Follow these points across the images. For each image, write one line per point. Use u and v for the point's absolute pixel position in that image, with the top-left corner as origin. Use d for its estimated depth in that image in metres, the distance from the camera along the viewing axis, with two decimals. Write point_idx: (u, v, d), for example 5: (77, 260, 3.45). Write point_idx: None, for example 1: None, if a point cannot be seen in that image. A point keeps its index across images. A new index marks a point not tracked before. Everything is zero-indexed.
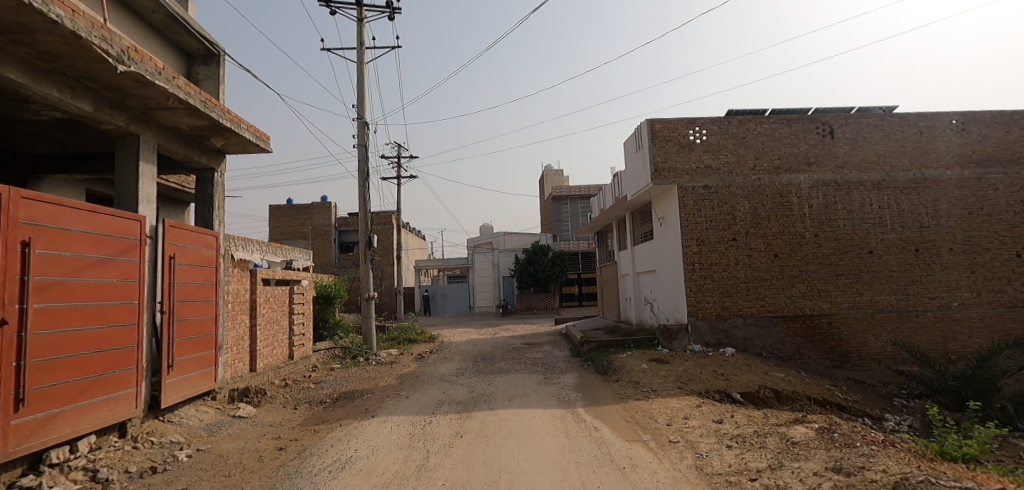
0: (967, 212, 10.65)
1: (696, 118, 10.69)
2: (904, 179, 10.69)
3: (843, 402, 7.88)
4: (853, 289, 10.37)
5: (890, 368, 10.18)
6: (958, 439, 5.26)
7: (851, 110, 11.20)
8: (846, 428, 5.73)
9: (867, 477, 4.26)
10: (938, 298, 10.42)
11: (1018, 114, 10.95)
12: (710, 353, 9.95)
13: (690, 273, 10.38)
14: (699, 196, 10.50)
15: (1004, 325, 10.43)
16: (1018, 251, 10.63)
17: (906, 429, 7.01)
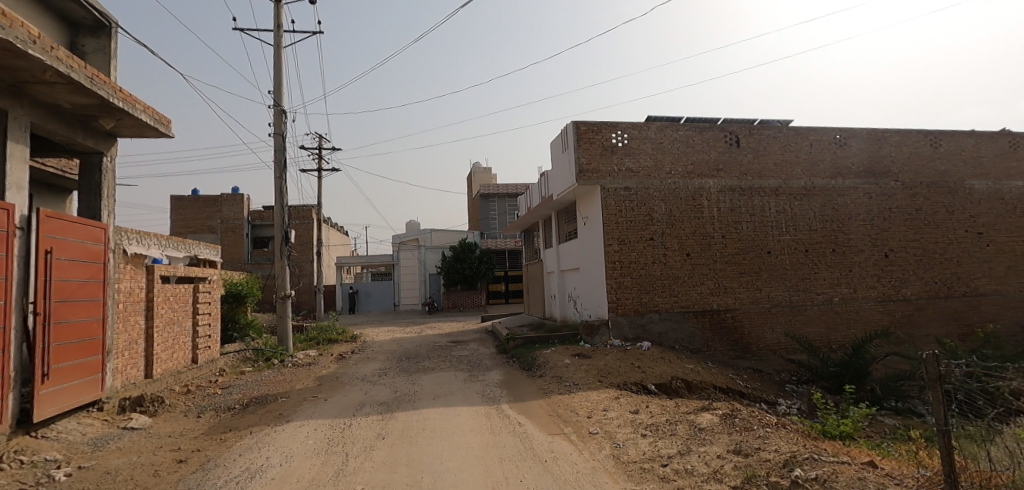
0: (847, 217, 11.99)
1: (618, 123, 11.16)
2: (798, 186, 11.83)
3: (744, 389, 8.58)
4: (754, 286, 11.32)
5: (784, 358, 11.21)
6: (836, 419, 5.88)
7: (754, 121, 12.22)
8: (746, 413, 6.24)
9: (762, 457, 4.70)
10: (823, 293, 11.66)
11: (887, 132, 12.51)
12: (627, 347, 10.43)
13: (610, 271, 10.83)
14: (620, 197, 10.97)
15: (875, 316, 11.88)
16: (887, 252, 12.13)
17: (796, 412, 7.79)
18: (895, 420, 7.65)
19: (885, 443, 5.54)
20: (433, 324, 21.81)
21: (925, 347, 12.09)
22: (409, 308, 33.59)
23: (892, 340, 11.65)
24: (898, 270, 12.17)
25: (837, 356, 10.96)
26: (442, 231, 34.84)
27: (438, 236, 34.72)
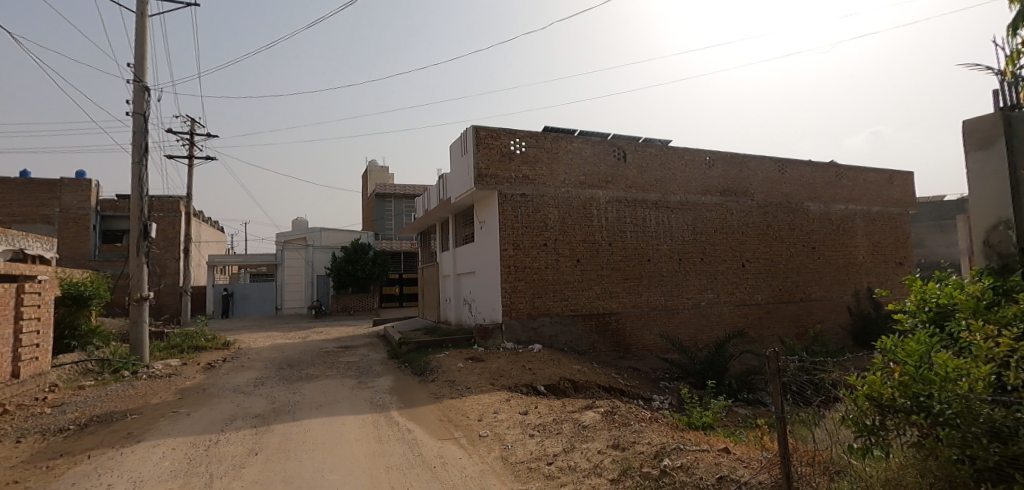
0: (713, 230, 13.46)
1: (517, 131, 11.46)
2: (674, 201, 13.03)
3: (624, 387, 9.23)
4: (635, 291, 12.24)
5: (659, 357, 12.25)
6: (700, 411, 6.52)
7: (638, 139, 13.24)
8: (624, 410, 6.70)
9: (637, 450, 5.06)
10: (693, 298, 12.96)
11: (746, 157, 14.27)
12: (519, 349, 10.70)
13: (505, 274, 11.04)
14: (516, 203, 11.26)
15: (734, 318, 13.47)
16: (744, 262, 13.83)
17: (667, 407, 8.55)
18: (746, 410, 8.69)
19: (737, 430, 6.27)
20: (320, 329, 20.55)
21: (770, 345, 13.96)
22: (293, 312, 31.37)
23: (746, 339, 13.29)
24: (753, 278, 13.92)
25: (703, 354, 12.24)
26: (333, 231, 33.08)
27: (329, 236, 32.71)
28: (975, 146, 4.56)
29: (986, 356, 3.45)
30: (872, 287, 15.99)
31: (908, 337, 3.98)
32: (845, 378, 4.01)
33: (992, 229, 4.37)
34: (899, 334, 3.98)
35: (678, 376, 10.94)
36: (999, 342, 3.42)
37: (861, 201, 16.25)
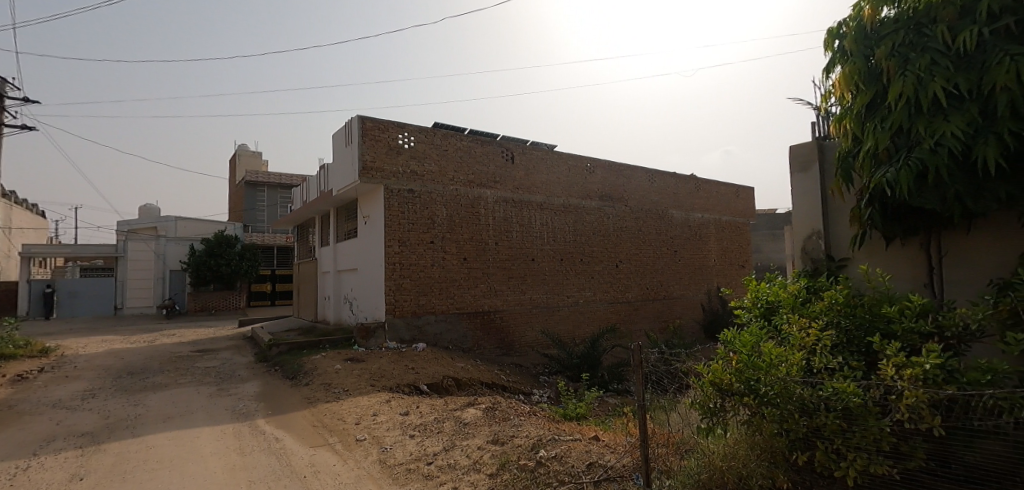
0: (591, 233, 14.39)
1: (405, 125, 11.18)
2: (557, 204, 13.68)
3: (505, 383, 9.46)
4: (519, 289, 12.64)
5: (540, 352, 12.79)
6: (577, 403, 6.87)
7: (526, 142, 13.67)
8: (505, 405, 6.86)
9: (515, 444, 5.22)
10: (572, 296, 13.74)
11: (623, 166, 15.45)
12: (403, 349, 10.46)
13: (390, 272, 10.72)
14: (403, 199, 10.99)
15: (608, 315, 14.54)
16: (618, 262, 14.98)
17: (545, 400, 8.92)
18: (615, 400, 9.42)
19: (605, 418, 6.75)
20: (173, 331, 18.14)
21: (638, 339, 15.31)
22: (137, 312, 27.29)
23: (617, 334, 14.41)
24: (625, 277, 15.15)
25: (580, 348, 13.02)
26: (189, 220, 29.54)
27: (183, 226, 29.28)
28: (797, 168, 5.40)
29: (799, 344, 4.09)
30: (720, 287, 18.31)
31: (743, 329, 4.57)
32: (694, 366, 4.46)
33: (807, 239, 5.24)
34: (737, 327, 4.55)
35: (557, 370, 11.50)
36: (808, 332, 4.09)
37: (714, 211, 18.49)
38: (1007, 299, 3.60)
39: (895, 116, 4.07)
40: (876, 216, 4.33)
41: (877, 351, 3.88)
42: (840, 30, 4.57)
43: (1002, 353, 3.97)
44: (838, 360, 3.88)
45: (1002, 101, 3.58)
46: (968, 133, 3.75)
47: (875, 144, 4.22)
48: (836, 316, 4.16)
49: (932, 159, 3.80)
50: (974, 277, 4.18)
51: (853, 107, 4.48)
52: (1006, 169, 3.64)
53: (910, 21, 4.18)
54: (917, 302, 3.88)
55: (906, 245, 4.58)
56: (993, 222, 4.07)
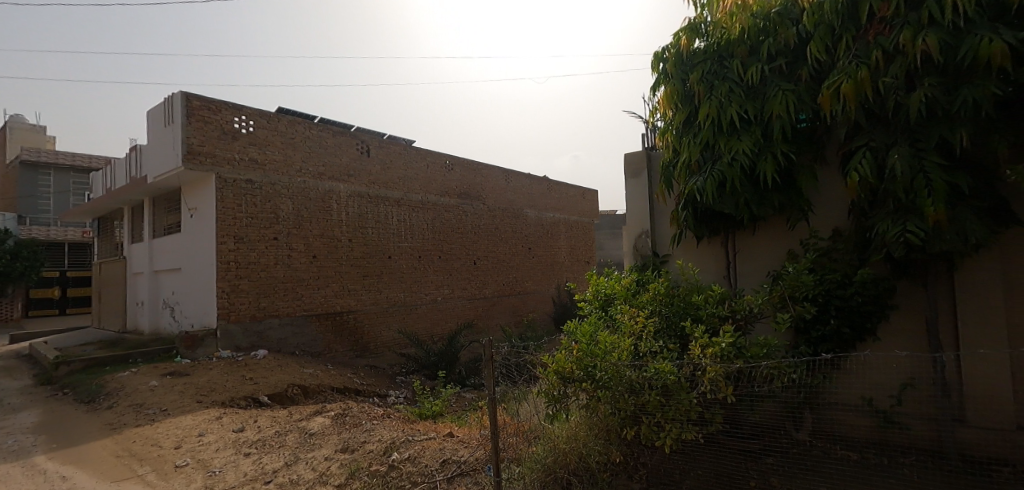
0: (450, 230, 14.52)
1: (243, 106, 9.99)
2: (415, 200, 13.52)
3: (359, 386, 9.04)
4: (374, 288, 12.20)
5: (396, 352, 12.52)
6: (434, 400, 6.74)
7: (383, 135, 13.24)
8: (356, 410, 6.53)
9: (366, 450, 4.99)
10: (430, 294, 13.70)
11: (480, 165, 15.86)
12: (239, 358, 9.36)
13: (224, 272, 9.50)
14: (240, 190, 9.83)
15: (466, 311, 14.84)
16: (476, 259, 15.36)
17: (402, 401, 8.72)
18: (471, 393, 9.65)
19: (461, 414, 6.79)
20: None
21: (494, 333, 15.86)
22: None
23: (475, 329, 14.76)
24: (482, 274, 15.60)
25: (438, 345, 13.04)
26: None
27: None
28: (630, 173, 6.03)
29: (629, 331, 4.55)
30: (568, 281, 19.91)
31: (584, 320, 4.95)
32: (541, 357, 4.67)
33: (638, 237, 5.92)
34: (579, 318, 4.92)
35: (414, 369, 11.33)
36: (636, 320, 4.58)
37: (564, 210, 19.99)
38: (777, 286, 4.48)
39: (704, 133, 4.77)
40: (690, 218, 5.03)
41: (688, 334, 4.52)
42: (664, 54, 5.17)
43: (775, 330, 4.92)
44: (659, 344, 4.42)
45: (778, 127, 4.42)
46: (755, 151, 4.56)
47: (688, 156, 4.90)
48: (658, 305, 4.73)
49: (729, 172, 4.55)
50: (757, 269, 5.12)
51: (673, 123, 5.13)
52: (778, 181, 4.55)
53: (715, 53, 4.90)
54: (718, 291, 4.61)
55: (711, 243, 5.43)
56: (770, 224, 5.02)
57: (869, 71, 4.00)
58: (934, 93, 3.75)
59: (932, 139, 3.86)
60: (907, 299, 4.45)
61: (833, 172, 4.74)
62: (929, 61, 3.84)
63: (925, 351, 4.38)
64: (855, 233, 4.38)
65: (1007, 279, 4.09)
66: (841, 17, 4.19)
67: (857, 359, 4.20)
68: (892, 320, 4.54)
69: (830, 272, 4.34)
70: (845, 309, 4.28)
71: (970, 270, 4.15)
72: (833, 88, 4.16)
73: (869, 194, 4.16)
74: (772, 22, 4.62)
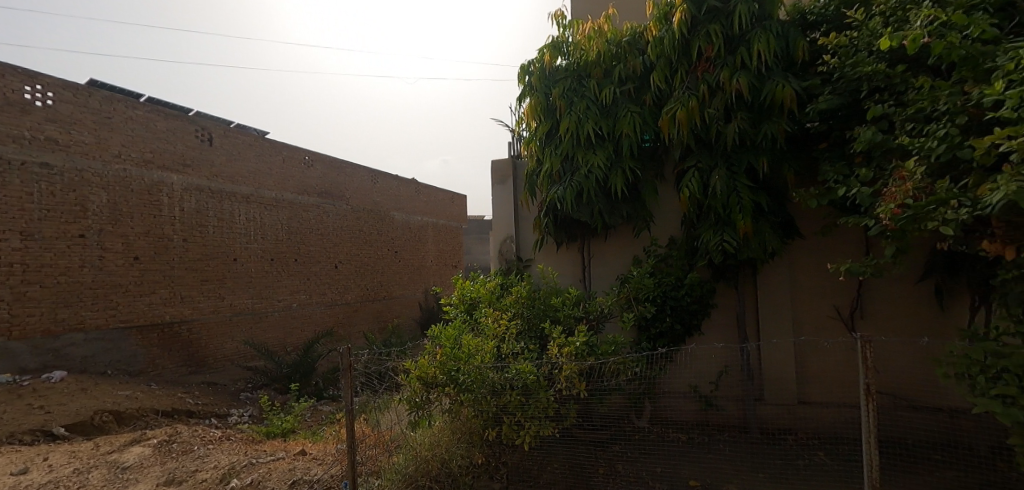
0: (308, 231, 13.55)
1: (40, 73, 8.14)
2: (268, 197, 12.36)
3: (192, 407, 7.90)
4: (216, 294, 10.84)
5: (240, 365, 11.26)
6: (283, 417, 6.09)
7: (231, 124, 11.91)
8: (186, 435, 5.69)
9: (198, 480, 4.36)
10: (283, 300, 12.60)
11: (344, 163, 15.11)
12: (27, 381, 7.54)
13: (4, 277, 7.59)
14: (31, 176, 7.96)
15: (324, 318, 13.95)
16: (337, 263, 14.53)
17: (246, 420, 7.85)
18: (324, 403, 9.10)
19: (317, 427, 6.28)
20: None
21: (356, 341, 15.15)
22: None
23: (335, 336, 13.92)
24: (343, 278, 14.80)
25: (291, 356, 12.04)
26: None
27: None
28: (497, 180, 6.18)
29: (492, 333, 4.63)
30: (434, 285, 19.86)
31: (449, 324, 4.91)
32: (404, 363, 4.48)
33: (504, 243, 6.09)
34: (443, 322, 4.86)
35: (263, 382, 10.11)
36: (499, 322, 4.69)
37: (433, 214, 19.92)
38: (624, 289, 4.93)
39: (564, 145, 5.09)
40: (550, 225, 5.32)
41: (547, 335, 4.73)
42: (530, 67, 5.41)
43: (622, 329, 5.40)
44: (520, 345, 4.56)
45: (626, 145, 4.89)
46: (607, 166, 4.98)
47: (550, 167, 5.18)
48: (520, 307, 4.90)
49: (585, 183, 4.91)
50: (608, 274, 5.61)
51: (537, 134, 5.38)
52: (626, 193, 5.03)
53: (575, 72, 5.25)
54: (574, 293, 4.92)
55: (569, 249, 5.79)
56: (619, 233, 5.54)
57: (697, 102, 4.62)
58: (744, 125, 4.47)
59: (743, 164, 4.58)
60: (724, 299, 5.22)
61: (670, 188, 5.39)
62: (741, 99, 4.55)
63: (735, 342, 5.19)
64: (685, 242, 5.01)
65: (793, 282, 5.04)
66: (677, 52, 4.77)
67: (687, 351, 4.74)
68: (713, 317, 5.28)
69: (666, 276, 4.90)
70: (678, 308, 4.84)
71: (767, 275, 5.03)
72: (670, 114, 4.72)
73: (696, 208, 4.80)
74: (623, 50, 5.09)
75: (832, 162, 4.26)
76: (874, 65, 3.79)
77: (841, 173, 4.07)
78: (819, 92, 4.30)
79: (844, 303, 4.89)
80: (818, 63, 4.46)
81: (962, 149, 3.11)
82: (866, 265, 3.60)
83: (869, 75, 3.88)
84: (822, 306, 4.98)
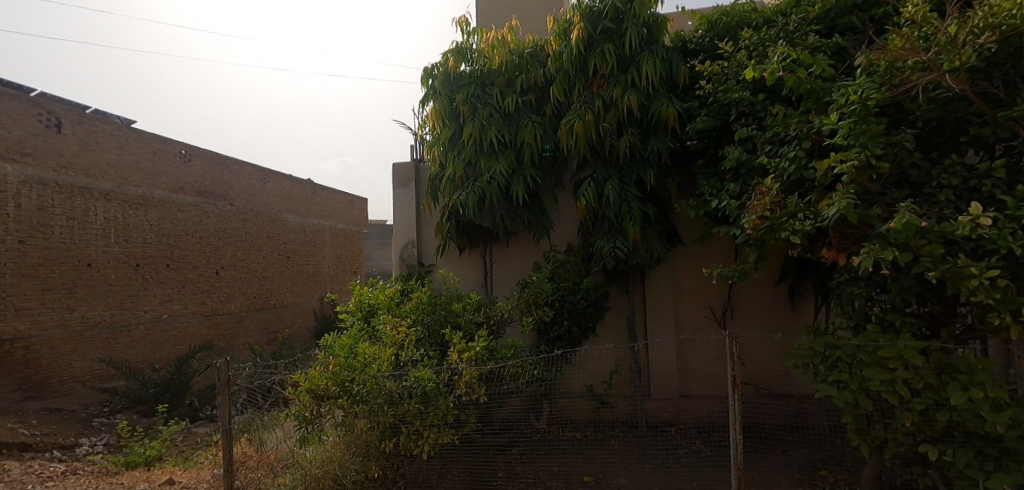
0: (184, 233, 12.20)
1: None
2: (134, 195, 10.93)
3: (26, 440, 6.71)
4: (63, 306, 9.32)
5: (93, 388, 9.75)
6: (145, 444, 5.35)
7: (86, 109, 10.40)
8: (16, 473, 4.79)
9: None
10: (151, 311, 11.18)
11: (228, 160, 13.86)
12: None
13: None
14: None
15: (202, 331, 12.60)
16: (218, 269, 13.24)
17: (100, 450, 6.82)
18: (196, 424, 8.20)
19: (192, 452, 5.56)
20: None
21: (240, 354, 13.88)
22: None
23: (216, 350, 12.64)
24: (225, 286, 13.52)
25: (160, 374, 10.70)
26: None
27: None
28: (398, 183, 6.03)
29: (390, 341, 4.48)
30: (330, 292, 18.85)
31: (343, 332, 4.66)
32: (291, 376, 4.16)
33: (405, 247, 5.94)
34: (337, 330, 4.59)
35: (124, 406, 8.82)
36: (398, 330, 4.55)
37: (330, 217, 18.96)
38: (525, 294, 5.06)
39: (467, 151, 5.10)
40: (453, 230, 5.30)
41: (447, 341, 4.67)
42: (433, 71, 5.36)
43: (522, 333, 5.51)
44: (419, 352, 4.46)
45: (527, 154, 5.02)
46: (509, 173, 5.07)
47: (453, 172, 5.16)
48: (421, 314, 4.81)
49: (487, 189, 4.97)
50: (510, 279, 5.72)
51: (440, 139, 5.34)
52: (527, 200, 5.16)
53: (478, 79, 5.29)
54: (475, 299, 4.94)
55: (471, 255, 5.81)
56: (520, 239, 5.67)
57: (593, 115, 4.87)
58: (634, 141, 4.80)
59: (633, 176, 4.92)
60: (616, 302, 5.55)
61: (568, 197, 5.63)
62: (631, 115, 4.89)
63: (625, 343, 5.53)
64: (581, 248, 5.25)
65: (676, 285, 5.51)
66: (575, 67, 4.99)
67: (581, 353, 4.95)
68: (606, 320, 5.59)
69: (564, 281, 5.10)
70: (575, 311, 5.05)
71: (653, 279, 5.44)
72: (569, 126, 4.93)
73: (592, 216, 5.06)
74: (525, 61, 5.23)
75: (708, 177, 4.73)
76: (740, 92, 4.27)
77: (715, 187, 4.53)
78: (697, 113, 4.74)
79: (716, 303, 5.45)
80: (696, 87, 4.92)
81: (806, 170, 3.61)
82: (734, 270, 4.02)
83: (737, 101, 4.36)
84: (699, 307, 5.49)
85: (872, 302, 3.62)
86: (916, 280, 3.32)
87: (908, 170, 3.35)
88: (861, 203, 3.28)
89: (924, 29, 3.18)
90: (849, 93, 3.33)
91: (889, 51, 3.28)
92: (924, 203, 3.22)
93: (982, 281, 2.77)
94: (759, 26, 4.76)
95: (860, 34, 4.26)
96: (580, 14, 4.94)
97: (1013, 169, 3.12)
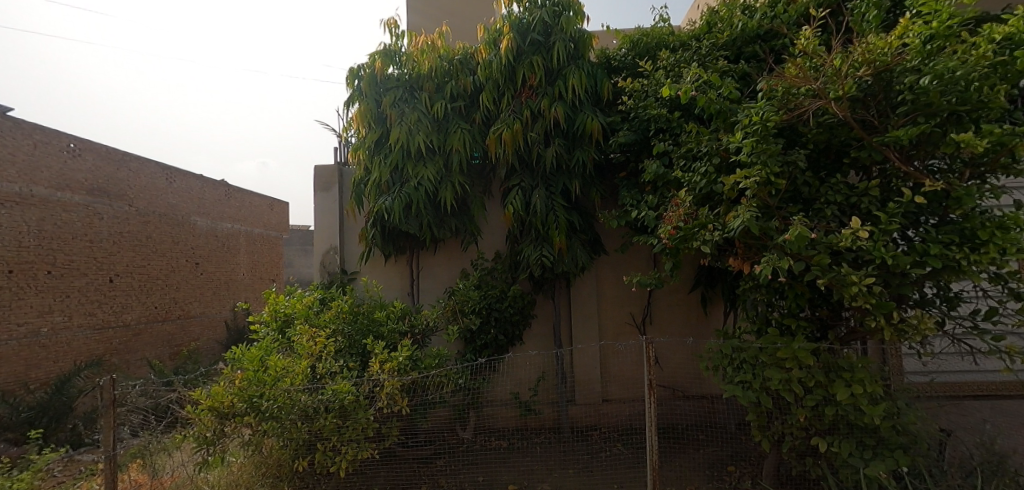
0: (70, 236, 10.91)
1: None
2: (9, 192, 9.61)
3: None
4: None
5: None
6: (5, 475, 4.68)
7: None
8: None
9: None
10: (27, 324, 9.86)
11: (127, 156, 12.62)
12: None
13: None
14: None
15: (89, 346, 11.29)
16: (112, 276, 11.97)
17: None
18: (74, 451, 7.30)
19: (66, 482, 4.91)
20: None
21: (135, 371, 12.59)
22: None
23: (106, 367, 11.38)
24: (120, 295, 12.24)
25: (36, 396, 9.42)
26: None
27: None
28: (320, 187, 5.78)
29: (306, 353, 4.23)
30: (243, 301, 17.65)
31: (254, 344, 4.35)
32: (189, 393, 3.80)
33: (326, 254, 5.69)
34: (246, 343, 4.26)
35: None
36: (315, 340, 4.32)
37: (246, 221, 17.79)
38: (450, 302, 5.00)
39: (393, 155, 4.98)
40: (377, 236, 5.14)
41: (368, 352, 4.50)
42: (359, 72, 5.19)
43: (447, 341, 5.43)
44: (338, 364, 4.26)
45: (455, 160, 4.99)
46: (437, 179, 5.01)
47: (379, 176, 5.02)
48: (341, 323, 4.60)
49: (414, 195, 4.88)
50: (437, 287, 5.64)
51: (365, 142, 5.18)
52: (455, 207, 5.13)
53: (406, 83, 5.20)
54: (399, 307, 4.81)
55: (397, 262, 5.68)
56: (448, 246, 5.62)
57: (521, 125, 4.93)
58: (560, 151, 4.92)
59: (559, 185, 5.03)
60: (542, 309, 5.63)
61: (496, 205, 5.66)
62: (558, 126, 5.00)
63: (550, 349, 5.62)
64: (509, 256, 5.29)
65: (600, 293, 5.68)
66: (504, 76, 5.03)
67: (507, 360, 4.96)
68: (533, 327, 5.66)
69: (491, 288, 5.09)
70: (501, 319, 5.05)
71: (578, 286, 5.58)
72: (497, 134, 4.96)
73: (519, 225, 5.11)
74: (455, 67, 5.21)
75: (629, 189, 4.94)
76: (658, 109, 4.50)
77: (635, 198, 4.74)
78: (619, 127, 4.94)
79: (637, 310, 5.67)
80: (619, 103, 5.13)
81: (716, 184, 3.85)
82: (651, 277, 4.20)
83: (655, 117, 4.59)
84: (621, 314, 5.70)
85: (772, 308, 3.93)
86: (808, 287, 3.62)
87: (801, 187, 3.67)
88: (761, 216, 3.54)
89: (815, 60, 3.48)
90: (752, 115, 3.57)
91: (785, 78, 3.57)
92: (814, 217, 3.53)
93: (860, 288, 3.08)
94: (676, 48, 5.06)
95: (762, 61, 4.64)
96: (510, 25, 5.00)
97: (885, 188, 3.50)
